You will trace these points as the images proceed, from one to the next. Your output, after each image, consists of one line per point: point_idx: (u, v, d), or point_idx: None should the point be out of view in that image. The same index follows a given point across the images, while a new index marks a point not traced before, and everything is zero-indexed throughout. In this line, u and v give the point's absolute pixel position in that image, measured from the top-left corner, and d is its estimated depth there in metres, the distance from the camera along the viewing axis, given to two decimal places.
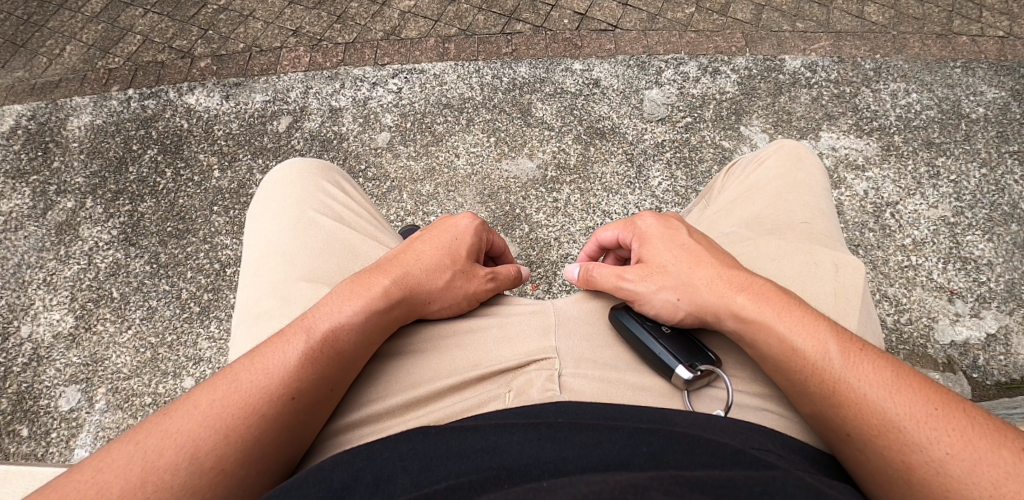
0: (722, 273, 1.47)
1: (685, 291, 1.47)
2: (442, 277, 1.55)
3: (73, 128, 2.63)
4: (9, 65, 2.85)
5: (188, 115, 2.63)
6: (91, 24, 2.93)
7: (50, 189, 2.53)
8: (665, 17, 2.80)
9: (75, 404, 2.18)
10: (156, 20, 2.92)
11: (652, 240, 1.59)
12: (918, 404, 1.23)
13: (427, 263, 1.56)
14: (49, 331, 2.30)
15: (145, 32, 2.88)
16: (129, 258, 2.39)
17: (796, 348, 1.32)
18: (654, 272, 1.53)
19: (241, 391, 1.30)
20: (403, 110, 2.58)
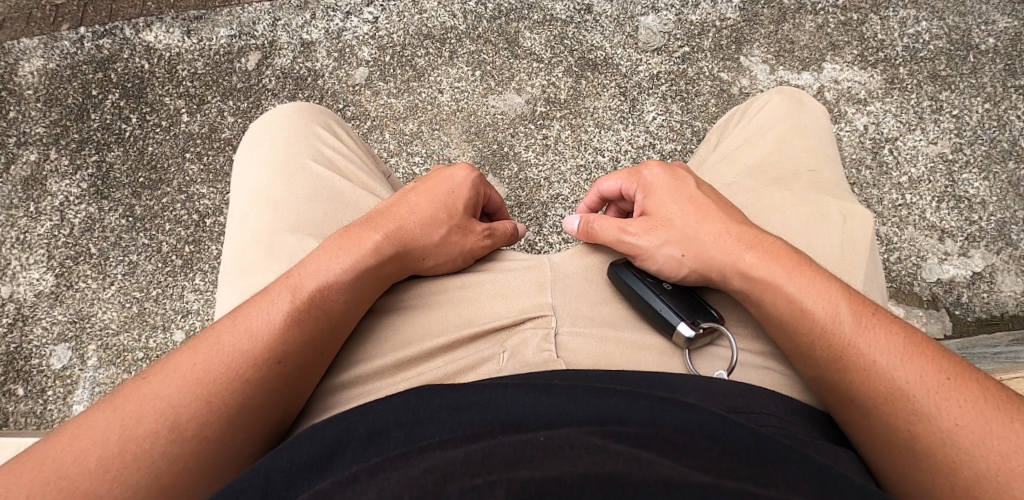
0: (727, 226, 1.46)
1: (692, 248, 1.47)
2: (434, 234, 1.53)
3: (25, 73, 2.44)
4: None
5: (148, 54, 2.41)
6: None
7: (9, 141, 2.38)
8: None
9: (68, 362, 2.17)
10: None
11: (657, 193, 1.56)
12: (928, 373, 1.22)
13: (420, 219, 1.54)
14: (31, 290, 2.24)
15: None
16: (102, 213, 2.29)
17: (806, 310, 1.32)
18: (658, 226, 1.51)
19: (223, 355, 1.30)
20: (381, 41, 2.37)
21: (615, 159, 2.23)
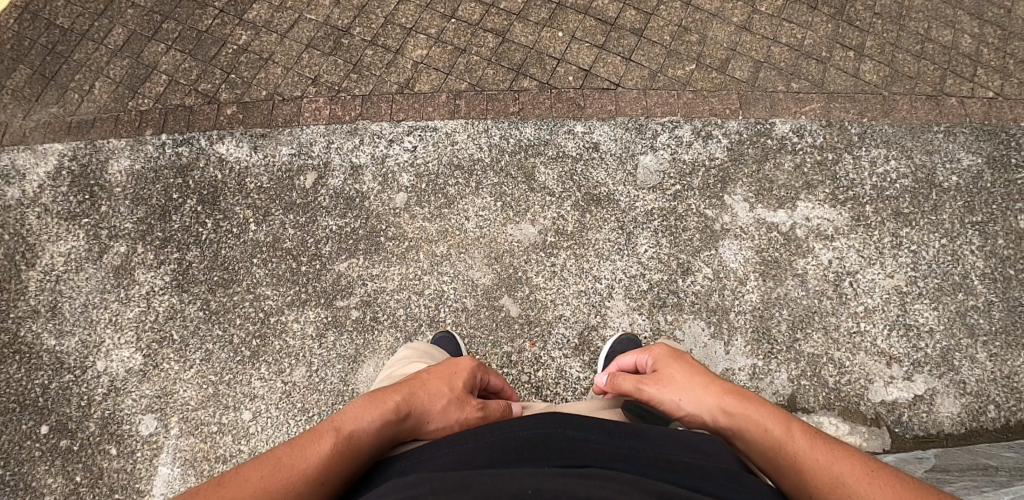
0: (710, 381, 1.91)
1: (688, 397, 1.89)
2: (442, 400, 1.90)
3: (115, 171, 2.84)
4: (43, 99, 2.99)
5: (221, 165, 2.81)
6: (114, 58, 3.04)
7: (102, 233, 2.76)
8: (665, 74, 2.87)
9: (154, 430, 2.54)
10: (175, 54, 3.03)
11: (660, 358, 2.03)
12: (863, 469, 1.61)
13: (432, 390, 1.92)
14: (122, 367, 2.62)
15: (169, 71, 2.99)
16: (182, 304, 2.68)
17: (769, 433, 1.74)
18: (662, 381, 1.95)
19: (281, 474, 1.59)
20: (419, 169, 2.77)
21: (611, 286, 2.58)
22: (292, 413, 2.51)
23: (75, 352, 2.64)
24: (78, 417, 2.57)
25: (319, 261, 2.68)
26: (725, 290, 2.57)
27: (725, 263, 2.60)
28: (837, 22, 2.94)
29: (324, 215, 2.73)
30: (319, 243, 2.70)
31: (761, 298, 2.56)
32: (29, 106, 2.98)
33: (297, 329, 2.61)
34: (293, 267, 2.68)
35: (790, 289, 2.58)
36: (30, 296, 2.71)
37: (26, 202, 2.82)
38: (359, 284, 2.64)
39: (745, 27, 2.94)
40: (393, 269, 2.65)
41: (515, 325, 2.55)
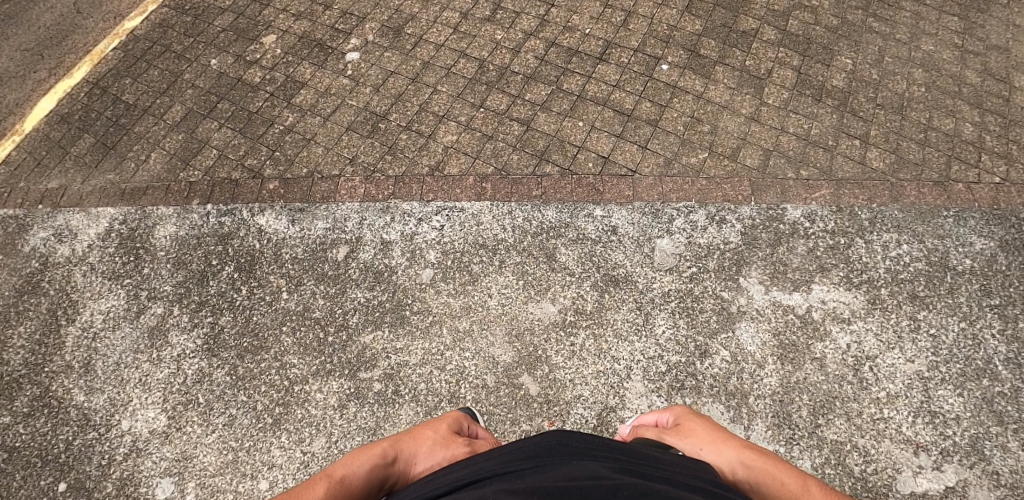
0: (730, 437, 1.98)
1: (708, 448, 1.96)
2: (424, 443, 1.98)
3: (160, 236, 3.02)
4: (101, 167, 3.24)
5: (259, 235, 2.98)
6: (171, 134, 3.30)
7: (142, 293, 2.90)
8: (680, 161, 3.00)
9: (169, 494, 2.54)
10: (228, 133, 3.28)
11: (684, 416, 2.12)
12: None
13: (415, 435, 2.01)
14: (146, 427, 2.66)
15: (220, 147, 3.24)
16: (211, 367, 2.75)
17: (781, 482, 1.79)
18: (683, 432, 2.03)
19: None
20: (445, 247, 2.88)
21: (629, 367, 2.60)
22: None
23: (102, 411, 2.71)
24: (97, 475, 2.59)
25: (347, 335, 2.74)
26: (743, 373, 2.57)
27: (742, 346, 2.61)
28: (840, 113, 3.08)
29: (350, 291, 2.82)
30: (349, 314, 2.78)
31: (780, 383, 2.55)
32: (88, 172, 3.23)
33: (324, 401, 2.64)
34: (320, 339, 2.74)
35: (809, 374, 2.56)
36: (67, 353, 2.82)
37: (75, 263, 2.99)
38: (380, 358, 2.69)
39: (754, 117, 3.09)
40: (421, 342, 2.70)
41: (533, 404, 2.55)
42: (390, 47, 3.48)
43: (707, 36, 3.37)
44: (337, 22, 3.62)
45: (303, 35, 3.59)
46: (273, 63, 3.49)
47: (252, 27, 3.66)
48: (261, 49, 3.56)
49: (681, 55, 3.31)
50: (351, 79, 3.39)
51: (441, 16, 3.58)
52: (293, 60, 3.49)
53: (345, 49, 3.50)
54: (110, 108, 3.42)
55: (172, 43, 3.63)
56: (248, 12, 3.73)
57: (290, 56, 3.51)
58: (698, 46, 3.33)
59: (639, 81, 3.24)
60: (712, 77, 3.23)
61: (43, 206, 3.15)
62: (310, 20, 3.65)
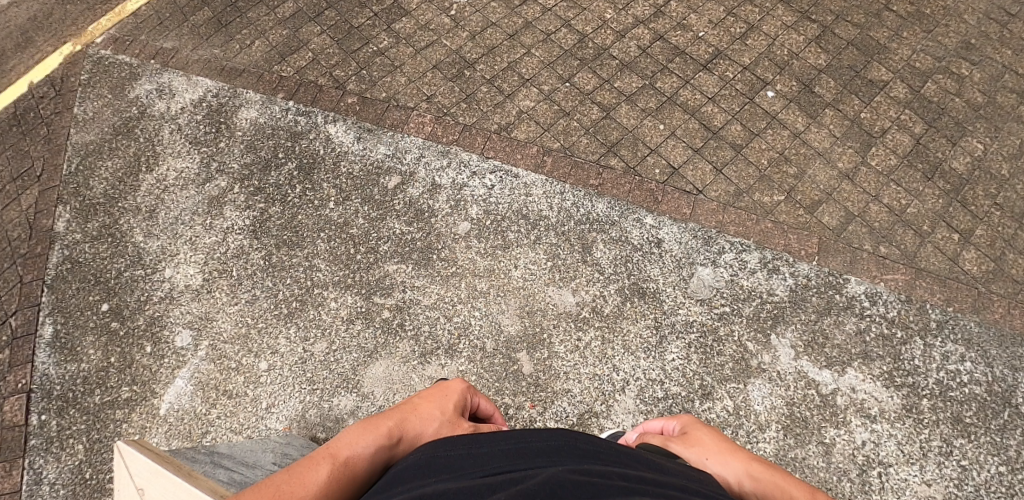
0: (738, 448, 1.68)
1: (714, 458, 1.65)
2: (430, 423, 1.63)
3: (242, 118, 3.23)
4: (211, 40, 3.49)
5: (326, 142, 3.11)
6: (278, 27, 3.49)
7: (212, 164, 3.13)
8: (751, 197, 2.81)
9: (186, 344, 2.78)
10: (326, 41, 3.41)
11: (691, 425, 1.79)
12: None
13: (419, 410, 1.65)
14: (183, 281, 2.91)
15: (316, 51, 3.38)
16: (250, 248, 2.94)
17: None
18: (688, 441, 1.70)
19: None
20: (489, 207, 2.88)
21: (626, 380, 2.51)
22: (296, 382, 2.66)
23: (153, 253, 2.98)
24: (130, 307, 2.88)
25: (372, 261, 2.83)
26: (740, 429, 2.41)
27: (749, 403, 2.44)
28: (949, 199, 2.76)
29: (392, 218, 2.90)
30: (382, 240, 2.87)
31: (775, 452, 2.36)
32: (198, 42, 3.49)
33: (333, 311, 2.76)
34: (349, 254, 2.86)
35: (810, 455, 2.35)
36: (140, 196, 3.10)
37: (167, 120, 3.26)
38: (395, 289, 2.77)
39: (848, 175, 2.84)
40: (438, 286, 2.75)
41: (521, 382, 2.54)
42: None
43: (827, 74, 3.10)
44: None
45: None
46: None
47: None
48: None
49: (792, 87, 3.07)
50: (455, 21, 3.42)
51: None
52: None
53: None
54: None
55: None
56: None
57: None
58: (814, 83, 3.08)
59: (734, 101, 3.06)
60: (817, 120, 2.98)
61: (153, 62, 3.44)
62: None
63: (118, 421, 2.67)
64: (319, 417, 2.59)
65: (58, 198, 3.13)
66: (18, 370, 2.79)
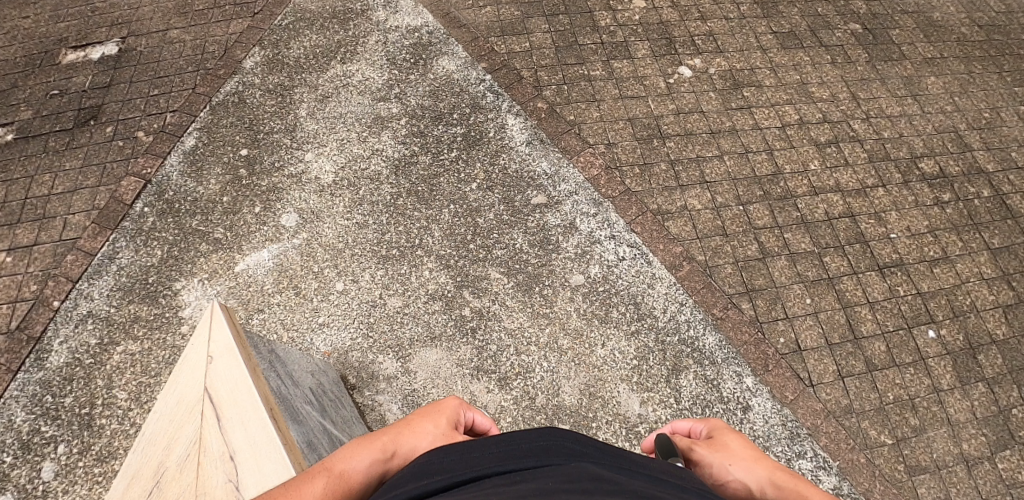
0: (763, 457, 1.93)
1: (738, 464, 1.90)
2: (423, 436, 1.80)
3: (438, 66, 3.70)
4: None
5: (500, 130, 3.54)
6: (511, 8, 3.95)
7: (393, 90, 3.60)
8: (859, 419, 2.86)
9: (288, 224, 3.23)
10: (546, 41, 3.82)
11: (718, 430, 2.05)
12: None
13: (414, 425, 1.82)
14: (316, 170, 3.37)
15: (532, 46, 3.80)
16: (387, 179, 3.38)
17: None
18: (714, 446, 1.97)
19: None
20: (611, 273, 3.17)
21: None
22: (366, 319, 3.12)
23: (305, 133, 3.45)
24: (262, 160, 3.36)
25: (489, 251, 3.26)
26: None
27: None
28: None
29: (518, 229, 3.30)
30: (502, 244, 3.27)
31: None
32: None
33: (425, 280, 3.17)
34: (465, 239, 3.26)
35: None
36: (322, 78, 3.63)
37: (379, 33, 3.81)
38: (492, 293, 3.16)
39: (967, 460, 2.80)
40: (525, 315, 3.08)
41: None
42: (719, 92, 3.71)
43: (959, 330, 3.08)
44: (700, 40, 3.91)
45: (666, 25, 3.96)
46: (625, 26, 3.93)
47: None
48: (623, 8, 4.01)
49: (956, 340, 3.05)
50: (669, 88, 3.71)
51: (783, 106, 3.69)
52: (641, 36, 3.90)
53: (685, 63, 3.82)
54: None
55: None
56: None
57: (643, 31, 3.92)
58: (982, 350, 3.04)
59: (880, 312, 3.11)
60: (964, 387, 2.95)
61: None
62: (680, 21, 3.99)
63: (199, 253, 3.14)
64: (368, 358, 3.05)
65: (260, 38, 3.75)
66: (156, 156, 3.35)
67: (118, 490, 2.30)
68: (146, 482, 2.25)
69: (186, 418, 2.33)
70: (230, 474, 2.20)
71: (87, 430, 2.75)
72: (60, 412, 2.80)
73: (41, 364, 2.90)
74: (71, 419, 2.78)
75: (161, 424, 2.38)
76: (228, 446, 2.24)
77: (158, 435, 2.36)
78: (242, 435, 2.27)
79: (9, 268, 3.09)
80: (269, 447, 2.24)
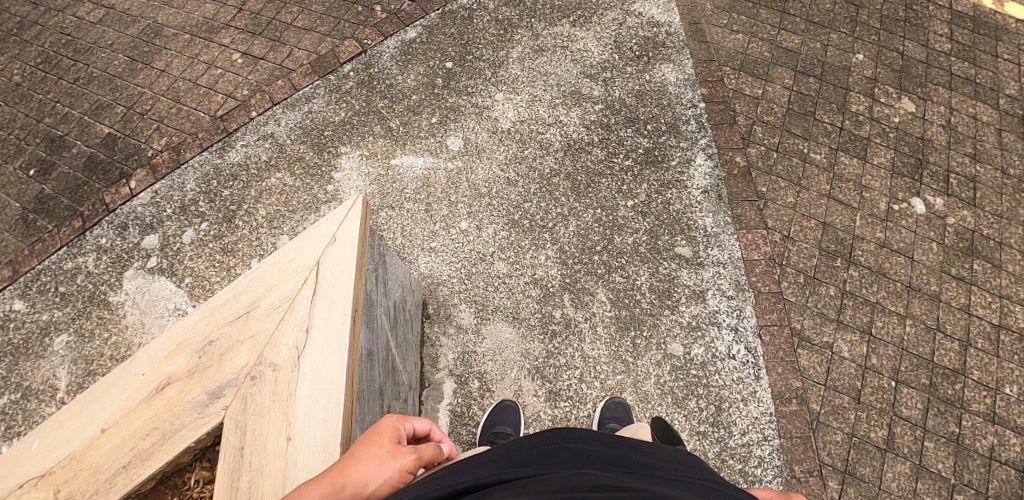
0: None
1: None
2: (371, 461, 1.91)
3: (659, 69, 3.47)
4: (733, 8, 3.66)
5: (686, 164, 3.33)
6: (763, 44, 3.54)
7: (602, 73, 3.47)
8: None
9: (454, 148, 3.35)
10: (782, 97, 3.43)
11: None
12: None
13: (358, 453, 1.94)
14: (498, 114, 3.41)
15: (767, 97, 3.43)
16: (555, 157, 3.35)
17: None
18: None
19: None
20: (707, 361, 3.04)
21: None
22: (467, 266, 3.24)
23: (506, 74, 3.48)
24: (459, 80, 3.46)
25: (607, 271, 3.21)
26: None
27: None
28: None
29: (646, 267, 3.21)
30: (622, 273, 3.20)
31: None
32: None
33: (535, 264, 3.22)
34: (592, 246, 3.24)
35: None
36: (547, 30, 3.59)
37: (622, 9, 3.63)
38: (589, 311, 3.15)
39: None
40: (606, 349, 3.08)
41: None
42: (945, 248, 3.20)
43: None
44: (958, 179, 3.31)
45: (927, 142, 3.36)
46: (878, 122, 3.39)
47: (909, 87, 3.47)
48: (884, 100, 3.43)
49: None
50: (888, 214, 3.25)
51: (1013, 304, 3.10)
52: (889, 142, 3.35)
53: (923, 196, 3.28)
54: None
55: (864, 19, 3.65)
56: (930, 78, 3.50)
57: (895, 137, 3.36)
58: None
59: None
60: None
61: None
62: (950, 145, 3.36)
63: (365, 132, 3.34)
64: (449, 299, 3.21)
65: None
66: (380, 33, 3.55)
67: (218, 300, 2.81)
68: (243, 306, 2.78)
69: (292, 277, 2.81)
70: (298, 339, 2.69)
71: (228, 222, 3.17)
72: (215, 200, 3.21)
73: (222, 155, 3.28)
74: (221, 209, 3.19)
75: (272, 267, 2.85)
76: (309, 319, 2.71)
77: (266, 274, 2.84)
78: (322, 315, 2.71)
79: (234, 66, 3.48)
80: (336, 336, 2.67)
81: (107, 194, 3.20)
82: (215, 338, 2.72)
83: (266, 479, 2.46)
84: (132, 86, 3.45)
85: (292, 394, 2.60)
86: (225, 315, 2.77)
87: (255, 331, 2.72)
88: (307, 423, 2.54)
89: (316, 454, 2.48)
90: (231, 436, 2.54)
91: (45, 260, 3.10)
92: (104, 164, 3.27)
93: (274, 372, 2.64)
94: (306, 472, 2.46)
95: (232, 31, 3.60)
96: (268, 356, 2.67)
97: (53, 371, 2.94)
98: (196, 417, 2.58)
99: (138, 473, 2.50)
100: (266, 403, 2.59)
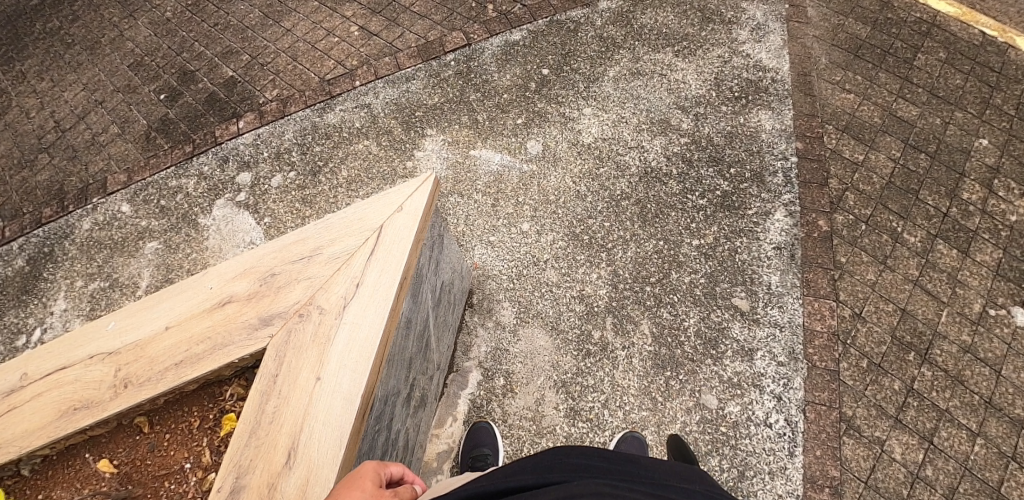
0: None
1: None
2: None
3: (757, 115, 3.35)
4: (852, 67, 3.46)
5: (763, 215, 3.15)
6: (875, 109, 3.32)
7: (697, 108, 3.40)
8: None
9: (531, 151, 3.40)
10: (886, 168, 3.18)
11: None
12: None
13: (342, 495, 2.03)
14: (581, 127, 3.43)
15: (868, 165, 3.19)
16: (627, 179, 3.30)
17: None
18: None
19: None
20: (736, 422, 2.81)
21: None
22: (519, 266, 3.22)
23: (597, 91, 3.50)
24: (552, 88, 3.52)
25: (656, 303, 3.06)
26: None
27: None
28: None
29: (697, 310, 3.03)
30: (670, 310, 3.04)
31: None
32: (834, 46, 3.52)
33: (585, 280, 3.15)
34: (646, 276, 3.12)
35: None
36: (649, 55, 3.57)
37: (730, 47, 3.54)
38: (628, 340, 3.02)
39: None
40: (637, 382, 2.94)
41: None
42: None
43: None
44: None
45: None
46: (991, 217, 3.04)
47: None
48: (1003, 194, 3.08)
49: None
50: (981, 317, 2.86)
51: None
52: (999, 240, 2.99)
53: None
54: (903, 50, 3.49)
55: (998, 102, 3.30)
56: None
57: (1008, 237, 2.99)
58: None
59: None
60: None
61: (793, 17, 3.61)
62: None
63: (452, 120, 3.49)
64: (493, 294, 3.20)
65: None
66: (487, 31, 3.70)
67: (287, 240, 2.89)
68: (307, 249, 2.85)
69: (357, 232, 2.83)
70: (348, 291, 2.71)
71: (312, 176, 3.42)
72: (307, 153, 3.47)
73: (322, 115, 3.54)
74: (309, 162, 3.45)
75: (343, 218, 2.89)
76: (362, 274, 2.73)
77: (336, 225, 2.89)
78: (375, 273, 2.72)
79: (350, 37, 3.77)
80: (382, 295, 2.66)
81: (218, 128, 3.56)
82: (277, 272, 2.80)
83: (289, 413, 2.52)
84: (258, 39, 3.83)
85: (330, 341, 2.63)
86: (290, 254, 2.84)
87: (312, 274, 2.77)
88: (336, 371, 2.56)
89: (337, 402, 2.51)
90: (268, 365, 2.61)
91: (155, 174, 3.49)
92: (221, 102, 3.64)
93: (319, 316, 2.68)
94: (324, 416, 2.49)
95: (355, 5, 3.89)
96: (318, 299, 2.71)
97: (138, 271, 3.29)
98: (243, 339, 2.67)
99: (182, 375, 2.63)
100: (305, 343, 2.64)
